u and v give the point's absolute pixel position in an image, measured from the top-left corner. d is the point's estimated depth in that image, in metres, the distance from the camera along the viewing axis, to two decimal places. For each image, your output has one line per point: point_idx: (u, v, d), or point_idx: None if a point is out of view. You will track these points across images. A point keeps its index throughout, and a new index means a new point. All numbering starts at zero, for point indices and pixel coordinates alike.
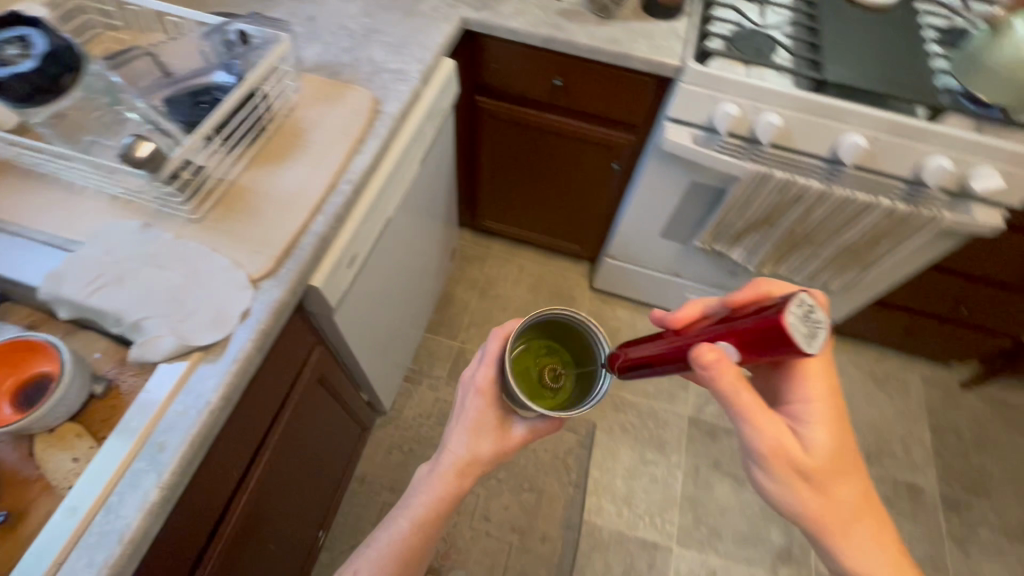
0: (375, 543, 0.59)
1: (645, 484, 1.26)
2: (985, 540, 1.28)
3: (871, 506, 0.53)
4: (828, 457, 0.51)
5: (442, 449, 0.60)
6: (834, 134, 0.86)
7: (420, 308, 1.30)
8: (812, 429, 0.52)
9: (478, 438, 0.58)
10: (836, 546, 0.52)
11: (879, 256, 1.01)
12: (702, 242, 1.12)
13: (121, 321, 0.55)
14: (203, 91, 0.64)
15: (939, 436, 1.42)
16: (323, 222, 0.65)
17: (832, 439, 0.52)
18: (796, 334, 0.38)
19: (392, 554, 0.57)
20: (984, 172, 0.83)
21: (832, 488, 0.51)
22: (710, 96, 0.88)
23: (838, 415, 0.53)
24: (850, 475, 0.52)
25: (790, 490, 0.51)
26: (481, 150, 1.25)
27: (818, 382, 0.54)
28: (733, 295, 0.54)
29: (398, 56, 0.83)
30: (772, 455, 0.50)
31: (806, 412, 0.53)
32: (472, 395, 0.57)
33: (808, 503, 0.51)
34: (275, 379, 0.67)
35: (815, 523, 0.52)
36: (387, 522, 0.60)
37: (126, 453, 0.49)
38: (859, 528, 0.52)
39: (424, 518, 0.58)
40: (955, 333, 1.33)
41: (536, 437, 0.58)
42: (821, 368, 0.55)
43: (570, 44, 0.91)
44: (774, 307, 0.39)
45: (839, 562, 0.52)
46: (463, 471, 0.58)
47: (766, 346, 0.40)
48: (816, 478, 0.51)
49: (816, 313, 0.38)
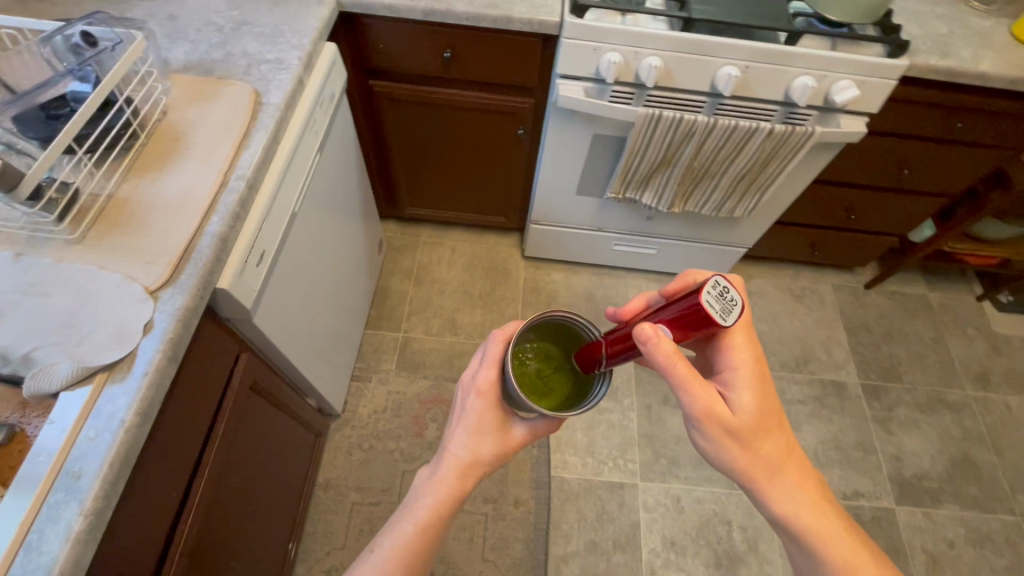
0: (365, 564, 0.51)
1: (604, 431, 1.32)
2: (904, 418, 1.44)
3: (798, 459, 0.53)
4: (753, 417, 0.50)
5: (441, 454, 0.54)
6: (710, 69, 0.92)
7: (355, 304, 1.25)
8: (739, 391, 0.51)
9: (479, 440, 0.53)
10: (768, 499, 0.52)
11: (771, 179, 1.10)
12: (613, 192, 1.17)
13: (10, 359, 0.52)
14: (57, 105, 0.60)
15: (854, 334, 1.57)
16: (219, 221, 0.62)
17: (758, 399, 0.51)
18: (716, 308, 0.38)
19: (393, 567, 0.50)
20: (843, 85, 0.91)
21: (760, 445, 0.51)
22: (594, 47, 0.91)
23: (763, 376, 0.52)
24: (777, 431, 0.52)
25: (721, 448, 0.51)
26: (388, 138, 1.23)
27: (747, 345, 0.53)
28: (670, 285, 0.55)
29: (274, 45, 0.80)
30: (704, 417, 0.49)
31: (734, 374, 0.52)
32: (471, 397, 0.53)
33: (738, 459, 0.51)
34: (197, 391, 0.64)
35: (747, 478, 0.52)
36: (383, 536, 0.52)
37: (39, 489, 0.46)
38: (789, 481, 0.52)
39: (426, 528, 0.52)
40: (851, 239, 1.47)
41: (536, 438, 0.54)
42: (750, 331, 0.54)
43: (449, 13, 0.91)
44: (697, 287, 0.40)
45: (771, 514, 0.53)
46: (464, 478, 0.53)
47: (693, 324, 0.40)
48: (746, 438, 0.50)
49: (732, 293, 0.39)
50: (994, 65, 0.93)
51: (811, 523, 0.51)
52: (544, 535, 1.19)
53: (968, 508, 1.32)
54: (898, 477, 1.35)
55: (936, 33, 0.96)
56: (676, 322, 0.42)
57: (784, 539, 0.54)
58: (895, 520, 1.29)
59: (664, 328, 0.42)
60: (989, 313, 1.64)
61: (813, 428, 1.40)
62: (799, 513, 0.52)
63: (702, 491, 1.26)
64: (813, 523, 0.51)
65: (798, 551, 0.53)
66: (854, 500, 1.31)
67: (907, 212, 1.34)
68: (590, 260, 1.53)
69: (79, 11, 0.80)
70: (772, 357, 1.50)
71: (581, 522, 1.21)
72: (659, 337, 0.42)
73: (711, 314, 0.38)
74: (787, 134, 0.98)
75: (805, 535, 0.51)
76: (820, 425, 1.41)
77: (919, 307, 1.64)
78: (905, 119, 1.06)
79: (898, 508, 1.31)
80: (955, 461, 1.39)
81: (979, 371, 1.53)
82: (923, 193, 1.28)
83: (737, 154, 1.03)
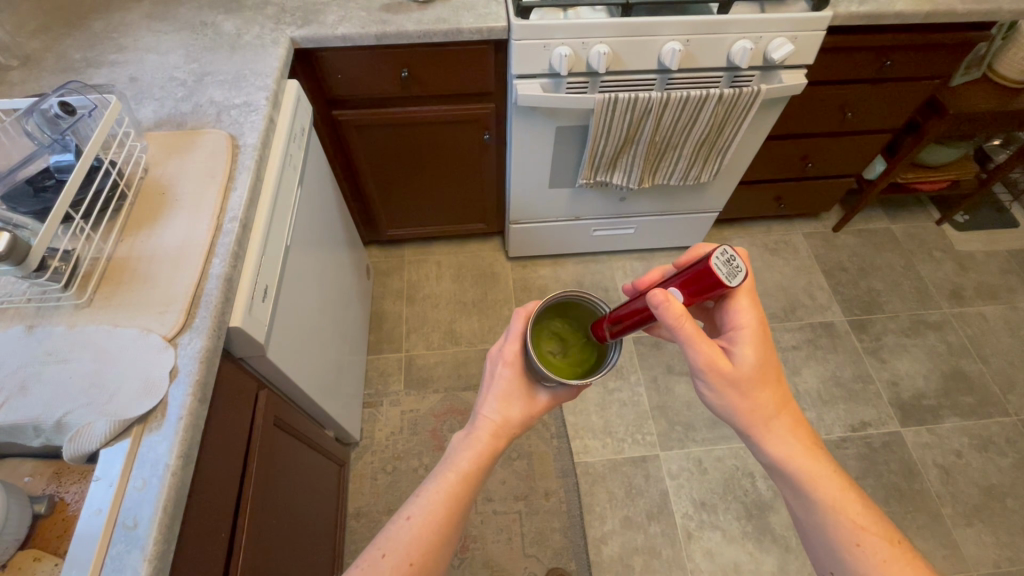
0: (412, 507, 0.53)
1: (618, 409, 1.36)
2: (892, 344, 1.51)
3: (792, 410, 0.57)
4: (752, 369, 0.54)
5: (476, 417, 0.58)
6: (654, 48, 0.97)
7: (354, 330, 1.26)
8: (741, 346, 0.55)
9: (509, 403, 0.57)
10: (763, 442, 0.56)
11: (729, 142, 1.16)
12: (584, 178, 1.22)
13: (42, 427, 0.52)
14: (42, 176, 0.61)
15: (832, 275, 1.64)
16: (221, 262, 0.64)
17: (759, 354, 0.55)
18: (724, 270, 0.42)
19: (439, 506, 0.53)
20: (778, 43, 0.97)
21: (759, 394, 0.55)
22: (544, 44, 0.95)
23: (764, 335, 0.55)
24: (772, 383, 0.55)
25: (725, 397, 0.54)
26: (359, 166, 1.26)
27: (752, 308, 0.56)
28: (682, 256, 0.56)
29: (239, 90, 0.82)
30: (708, 368, 0.53)
31: (737, 332, 0.55)
32: (500, 365, 0.57)
33: (738, 406, 0.55)
34: (231, 430, 0.66)
35: (747, 424, 0.55)
36: (427, 483, 0.55)
37: (100, 543, 0.47)
38: (783, 427, 0.56)
39: (468, 477, 0.54)
40: (813, 186, 1.54)
41: (559, 403, 0.58)
42: (753, 296, 0.57)
43: (401, 34, 0.94)
44: (706, 255, 0.43)
45: (768, 458, 0.56)
46: (497, 441, 0.57)
47: (703, 286, 0.44)
48: (744, 387, 0.54)
49: (739, 260, 0.42)
50: (907, 3, 1.01)
51: (804, 466, 0.54)
52: (579, 520, 1.21)
53: (967, 418, 1.39)
54: (898, 401, 1.41)
55: None
56: (686, 285, 0.45)
57: (778, 484, 0.57)
58: (904, 441, 1.35)
59: (675, 291, 0.46)
60: (950, 235, 1.74)
61: (812, 369, 1.46)
62: (792, 456, 0.55)
63: (721, 449, 1.31)
64: (806, 466, 0.54)
65: (791, 495, 0.55)
66: (863, 430, 1.37)
67: (858, 151, 1.42)
68: (572, 249, 1.58)
69: (40, 87, 0.82)
70: None
71: (612, 501, 1.23)
72: (670, 301, 0.46)
73: (718, 276, 0.42)
74: (736, 97, 1.04)
75: (796, 476, 0.54)
76: (818, 366, 1.47)
77: (886, 240, 1.72)
78: (840, 64, 1.13)
79: (904, 430, 1.37)
80: (947, 376, 1.46)
81: (952, 289, 1.62)
82: (869, 131, 1.36)
83: (693, 121, 1.08)
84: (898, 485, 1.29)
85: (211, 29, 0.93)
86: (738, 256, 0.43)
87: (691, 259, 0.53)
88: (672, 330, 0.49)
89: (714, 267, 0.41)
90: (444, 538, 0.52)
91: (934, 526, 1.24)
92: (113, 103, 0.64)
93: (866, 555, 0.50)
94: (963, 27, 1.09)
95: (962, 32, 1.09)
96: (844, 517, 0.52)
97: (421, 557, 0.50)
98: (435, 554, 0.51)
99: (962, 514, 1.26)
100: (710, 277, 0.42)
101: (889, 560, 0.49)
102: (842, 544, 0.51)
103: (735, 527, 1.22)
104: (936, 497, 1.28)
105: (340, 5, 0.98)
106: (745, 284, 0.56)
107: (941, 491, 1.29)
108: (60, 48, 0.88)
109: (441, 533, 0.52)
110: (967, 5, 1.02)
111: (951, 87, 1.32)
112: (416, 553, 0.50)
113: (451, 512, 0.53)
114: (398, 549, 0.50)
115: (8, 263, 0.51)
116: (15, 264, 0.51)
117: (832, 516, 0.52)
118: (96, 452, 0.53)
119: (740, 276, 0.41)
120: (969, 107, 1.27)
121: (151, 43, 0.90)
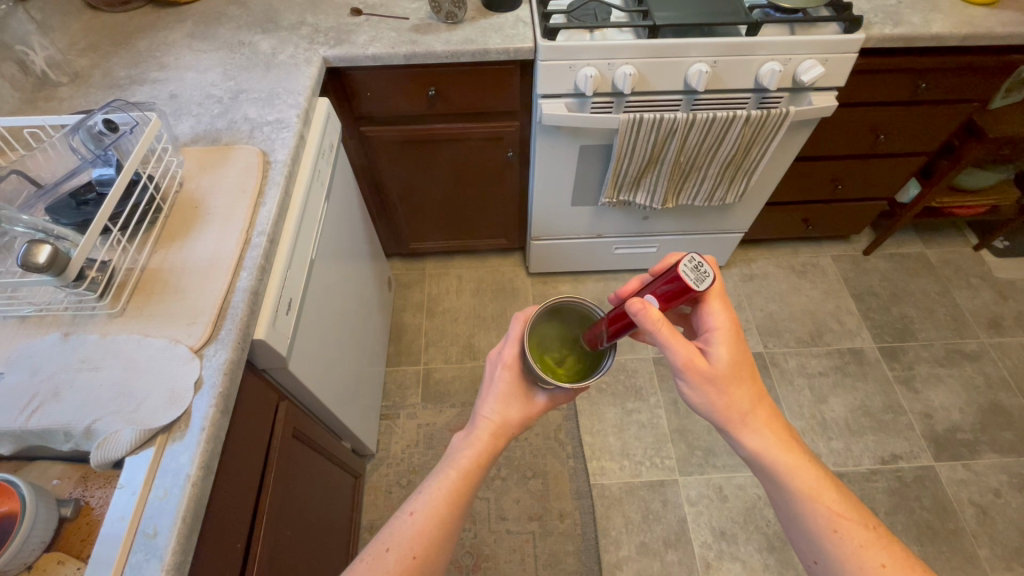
0: (414, 502, 0.53)
1: (635, 431, 1.33)
2: (926, 374, 1.45)
3: (769, 405, 0.55)
4: (727, 367, 0.53)
5: (475, 417, 0.57)
6: (681, 69, 0.97)
7: (374, 342, 1.27)
8: (716, 346, 0.53)
9: (508, 404, 0.56)
10: (740, 438, 0.54)
11: (755, 161, 1.14)
12: (607, 197, 1.21)
13: (68, 433, 0.54)
14: (85, 191, 0.64)
15: (862, 300, 1.59)
16: (248, 276, 0.65)
17: (734, 352, 0.53)
18: (692, 276, 0.41)
19: (441, 502, 0.52)
20: (808, 64, 0.96)
21: (735, 390, 0.53)
22: (572, 65, 0.96)
23: (737, 335, 0.54)
24: (747, 380, 0.54)
25: (705, 395, 0.53)
26: (381, 180, 1.28)
27: (722, 309, 0.54)
28: (659, 263, 0.54)
29: (272, 108, 0.85)
30: (686, 368, 0.51)
31: (711, 329, 0.54)
32: (498, 367, 0.57)
33: (715, 404, 0.53)
34: (251, 442, 0.67)
35: (724, 421, 0.54)
36: (430, 479, 0.54)
37: (120, 551, 0.48)
38: (759, 421, 0.54)
39: (471, 475, 0.54)
40: (843, 208, 1.51)
41: (558, 405, 0.57)
42: (725, 298, 0.55)
43: (429, 54, 0.96)
44: (675, 262, 0.43)
45: (746, 453, 0.54)
46: (495, 442, 0.56)
47: (674, 289, 0.43)
48: (720, 383, 0.52)
49: (707, 265, 0.42)
50: (944, 26, 0.99)
51: (780, 459, 0.53)
52: (593, 544, 1.19)
53: (1006, 454, 1.32)
54: (932, 434, 1.35)
55: (884, 4, 1.03)
56: (660, 291, 0.45)
57: (758, 477, 0.55)
58: (937, 477, 1.29)
59: (651, 297, 0.45)
60: (988, 261, 1.68)
61: (840, 398, 1.41)
62: (768, 448, 0.53)
63: (742, 477, 1.27)
64: (782, 459, 0.53)
65: (769, 486, 0.54)
66: (893, 463, 1.31)
67: (891, 174, 1.38)
68: (592, 267, 1.57)
69: (87, 103, 0.86)
70: (786, 334, 1.52)
71: (628, 525, 1.21)
72: (647, 308, 0.45)
73: (686, 281, 0.41)
74: (763, 118, 1.02)
75: (773, 468, 0.53)
76: (846, 394, 1.42)
77: (919, 265, 1.67)
78: (874, 86, 1.11)
79: (938, 465, 1.31)
80: (984, 409, 1.39)
81: (990, 318, 1.55)
82: (902, 154, 1.33)
83: (718, 142, 1.07)
84: (930, 523, 1.23)
85: (247, 47, 0.97)
86: (706, 262, 0.42)
87: (665, 265, 0.52)
88: (651, 334, 0.47)
89: (683, 273, 0.41)
90: (446, 534, 0.51)
91: (970, 569, 1.18)
92: (152, 120, 0.67)
93: (843, 541, 0.49)
94: (1002, 49, 1.06)
95: (1002, 55, 1.06)
96: (821, 506, 0.51)
97: (426, 549, 0.50)
98: (438, 548, 0.51)
99: (1000, 557, 1.19)
100: (682, 282, 0.42)
101: (865, 545, 0.49)
102: (820, 532, 0.50)
103: (756, 559, 1.17)
104: (972, 538, 1.22)
105: (371, 25, 1.01)
106: (715, 286, 0.55)
107: (978, 532, 1.22)
108: (106, 66, 0.93)
109: (442, 530, 0.51)
110: (1007, 28, 0.99)
111: (991, 110, 1.28)
112: (419, 546, 0.50)
113: (453, 509, 0.53)
114: (402, 542, 0.50)
115: (49, 273, 0.53)
116: (56, 274, 0.54)
117: (808, 506, 0.51)
118: (121, 459, 0.54)
119: (708, 280, 0.41)
120: (1009, 131, 1.23)
121: (191, 61, 0.94)
